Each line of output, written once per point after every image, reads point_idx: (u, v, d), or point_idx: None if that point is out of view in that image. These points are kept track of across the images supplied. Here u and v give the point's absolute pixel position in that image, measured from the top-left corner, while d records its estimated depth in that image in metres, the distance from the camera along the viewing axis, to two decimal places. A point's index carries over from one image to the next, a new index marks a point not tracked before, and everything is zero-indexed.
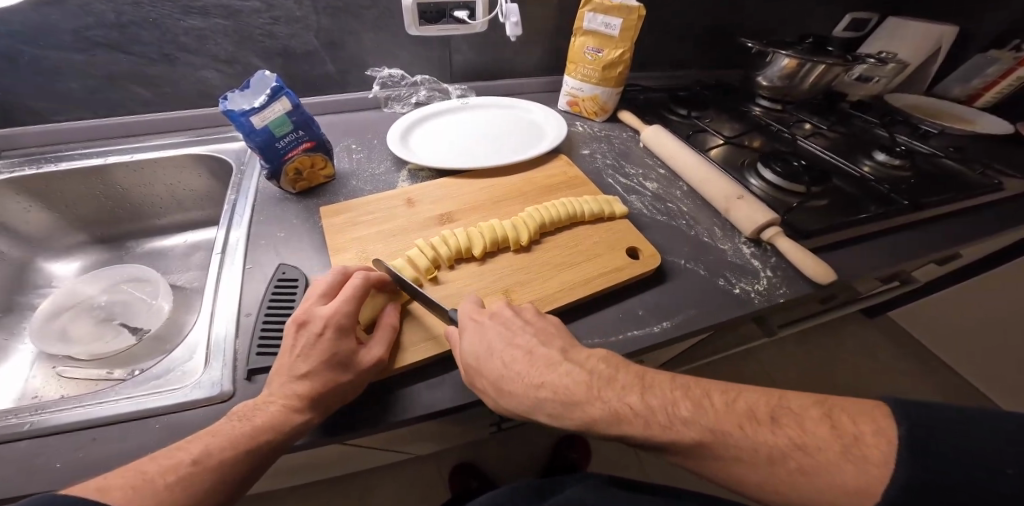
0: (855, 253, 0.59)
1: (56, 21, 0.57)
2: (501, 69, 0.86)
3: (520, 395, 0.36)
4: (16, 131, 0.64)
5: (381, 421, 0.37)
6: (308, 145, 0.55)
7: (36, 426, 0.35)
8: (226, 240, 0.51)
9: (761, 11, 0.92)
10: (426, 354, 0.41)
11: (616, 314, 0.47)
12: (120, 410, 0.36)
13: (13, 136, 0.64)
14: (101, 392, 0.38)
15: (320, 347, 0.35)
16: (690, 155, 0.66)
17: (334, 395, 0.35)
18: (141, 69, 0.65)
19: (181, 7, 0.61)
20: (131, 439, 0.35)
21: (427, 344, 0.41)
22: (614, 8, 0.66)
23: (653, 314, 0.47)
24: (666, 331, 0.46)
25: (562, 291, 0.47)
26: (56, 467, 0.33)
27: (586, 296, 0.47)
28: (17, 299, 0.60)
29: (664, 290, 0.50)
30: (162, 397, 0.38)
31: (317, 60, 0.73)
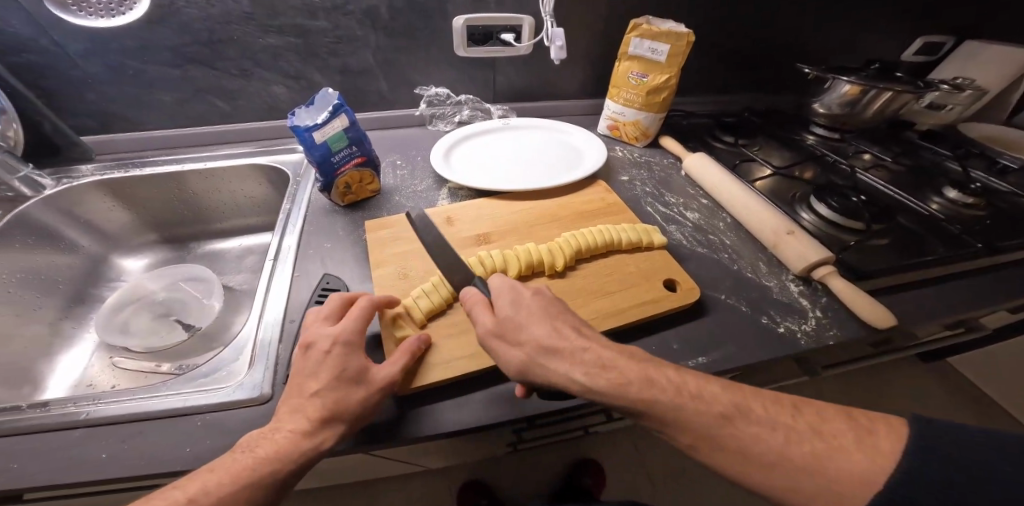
0: (920, 297, 0.54)
1: (160, 38, 0.64)
2: (546, 91, 0.87)
3: (578, 377, 0.34)
4: (112, 138, 0.72)
5: (407, 435, 0.38)
6: (359, 160, 0.58)
7: (96, 415, 0.38)
8: (279, 248, 0.54)
9: (820, 35, 0.88)
10: (443, 375, 0.41)
11: (649, 346, 0.46)
12: (167, 407, 0.39)
13: (109, 143, 0.72)
14: (156, 386, 0.41)
15: (323, 363, 0.37)
16: (736, 186, 0.63)
17: (347, 412, 0.35)
18: (220, 83, 0.71)
19: (261, 26, 0.67)
20: (177, 434, 0.38)
21: (446, 366, 0.41)
22: (662, 35, 0.66)
23: (687, 348, 0.46)
24: (703, 368, 0.43)
25: (595, 320, 0.46)
26: (103, 457, 0.36)
27: (619, 326, 0.46)
28: (91, 291, 0.65)
29: (701, 325, 0.48)
30: (207, 395, 0.40)
31: (371, 78, 0.77)
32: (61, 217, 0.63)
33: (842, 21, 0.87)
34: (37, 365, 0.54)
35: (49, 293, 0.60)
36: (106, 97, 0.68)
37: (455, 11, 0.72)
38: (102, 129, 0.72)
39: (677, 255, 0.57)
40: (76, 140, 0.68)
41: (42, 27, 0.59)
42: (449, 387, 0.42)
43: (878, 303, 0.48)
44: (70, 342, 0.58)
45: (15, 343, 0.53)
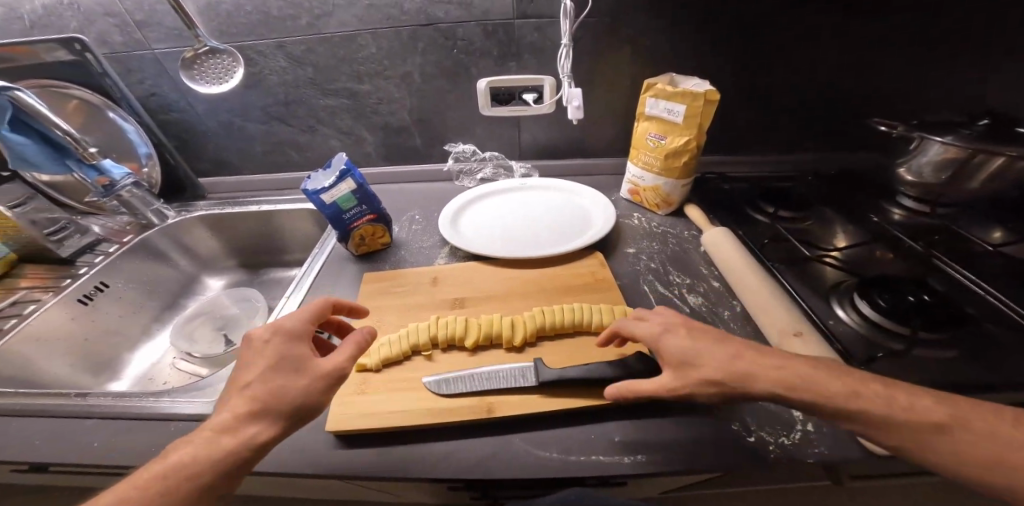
0: None
1: (253, 100, 0.78)
2: (570, 148, 0.88)
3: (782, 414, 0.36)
4: (217, 180, 0.89)
5: (326, 471, 0.42)
6: (370, 216, 0.64)
7: (106, 410, 0.48)
8: (292, 290, 0.63)
9: (909, 82, 0.73)
10: (383, 423, 0.43)
11: (587, 435, 0.43)
12: (157, 409, 0.48)
13: (218, 184, 0.89)
14: (159, 392, 0.50)
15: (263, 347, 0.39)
16: (751, 270, 0.57)
17: (283, 402, 0.36)
18: (294, 138, 0.84)
19: (322, 90, 0.77)
20: (155, 436, 0.46)
21: (389, 414, 0.44)
22: (677, 95, 0.61)
23: (628, 443, 0.42)
24: (638, 468, 0.40)
25: (530, 398, 0.45)
26: (94, 445, 0.45)
27: (556, 410, 0.44)
28: (179, 301, 0.84)
29: (652, 420, 0.44)
30: (187, 405, 0.48)
31: (407, 135, 0.85)
32: (169, 243, 0.83)
33: (946, 62, 0.71)
34: (121, 356, 0.71)
35: (147, 299, 0.79)
36: (220, 147, 0.84)
37: (480, 74, 0.76)
38: (215, 173, 0.90)
39: None
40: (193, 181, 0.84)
41: (183, 91, 0.75)
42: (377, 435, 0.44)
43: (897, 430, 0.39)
44: (150, 337, 0.76)
45: (115, 338, 0.71)
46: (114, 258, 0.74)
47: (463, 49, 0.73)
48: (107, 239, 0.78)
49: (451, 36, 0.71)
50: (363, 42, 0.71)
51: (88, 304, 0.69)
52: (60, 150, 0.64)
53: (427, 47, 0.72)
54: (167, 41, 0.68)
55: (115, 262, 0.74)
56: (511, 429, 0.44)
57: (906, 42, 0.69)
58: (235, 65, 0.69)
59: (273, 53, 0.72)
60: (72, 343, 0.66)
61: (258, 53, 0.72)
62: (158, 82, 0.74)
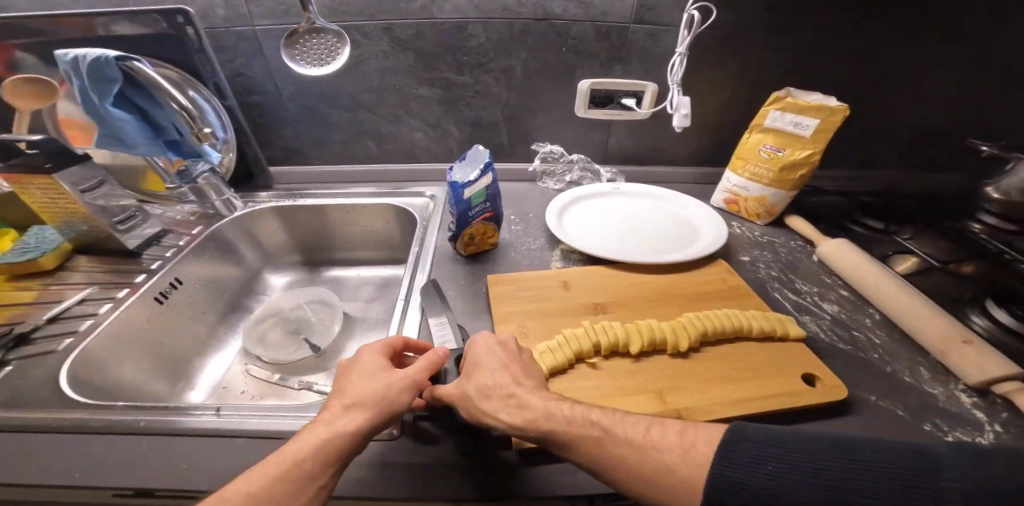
0: None
1: (343, 86, 0.73)
2: (657, 156, 0.87)
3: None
4: (286, 171, 0.82)
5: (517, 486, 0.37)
6: (488, 215, 0.61)
7: (253, 428, 0.42)
8: (408, 292, 0.59)
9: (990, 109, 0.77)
10: None
11: None
12: None
13: (288, 174, 0.83)
14: (303, 406, 0.44)
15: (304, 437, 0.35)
16: (886, 278, 0.57)
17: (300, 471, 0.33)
18: (377, 127, 0.79)
19: (418, 79, 0.73)
20: None
21: None
22: (811, 109, 0.62)
23: None
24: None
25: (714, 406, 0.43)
26: None
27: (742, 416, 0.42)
28: (243, 301, 0.76)
29: (844, 425, 0.42)
30: None
31: (496, 132, 0.82)
32: (238, 235, 0.76)
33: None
34: (193, 363, 0.64)
35: (215, 298, 0.71)
36: (296, 132, 0.78)
37: (582, 75, 0.75)
38: (285, 162, 0.83)
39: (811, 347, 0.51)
40: (264, 169, 0.77)
41: (271, 71, 0.69)
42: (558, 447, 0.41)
43: None
44: (220, 345, 0.69)
45: (186, 340, 0.64)
46: (187, 253, 0.66)
47: (571, 48, 0.72)
48: (172, 231, 0.70)
49: (564, 33, 0.70)
50: (473, 32, 0.69)
51: (164, 303, 0.61)
52: (155, 125, 0.58)
53: (536, 43, 0.71)
54: (274, 16, 0.63)
55: (189, 257, 0.66)
56: None
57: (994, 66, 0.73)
58: (341, 45, 0.64)
59: (377, 36, 0.68)
60: (147, 347, 0.58)
61: (363, 36, 0.68)
62: (249, 62, 0.68)
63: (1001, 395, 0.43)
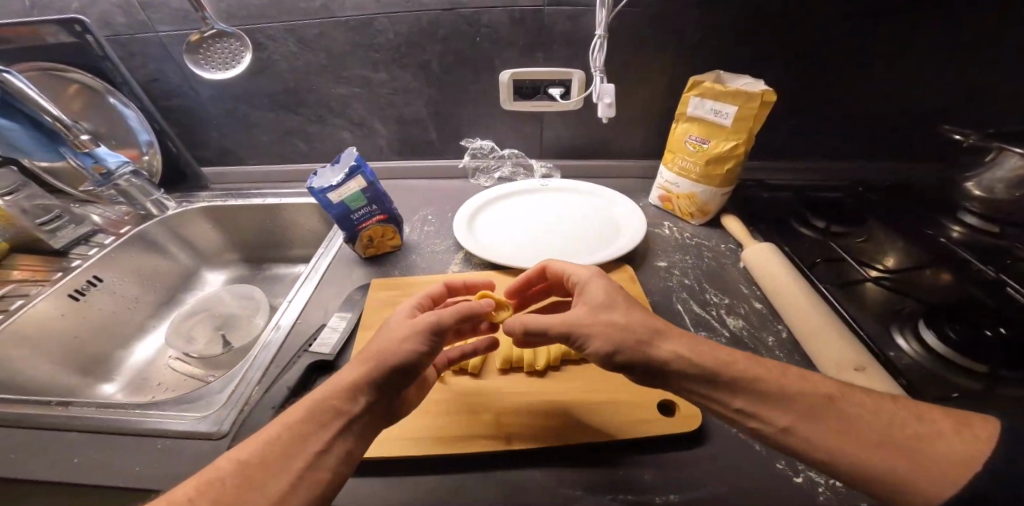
0: None
1: (259, 87, 0.73)
2: (597, 148, 0.81)
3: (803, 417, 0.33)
4: (227, 170, 0.85)
5: None
6: (381, 217, 0.59)
7: (87, 424, 0.44)
8: (296, 292, 0.59)
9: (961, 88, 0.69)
10: (382, 450, 0.39)
11: (609, 467, 0.38)
12: (150, 424, 0.43)
13: (225, 174, 0.85)
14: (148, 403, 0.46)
15: (297, 406, 0.34)
16: (802, 293, 0.51)
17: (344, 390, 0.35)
18: (302, 127, 0.79)
19: (334, 78, 0.72)
20: (143, 456, 0.40)
21: (394, 441, 0.39)
22: (727, 95, 0.56)
23: (659, 479, 0.37)
24: None
25: (551, 431, 0.40)
26: (73, 461, 0.41)
27: (577, 444, 0.39)
28: (178, 294, 0.80)
29: (688, 459, 0.38)
30: (179, 421, 0.43)
31: (422, 128, 0.79)
32: (168, 236, 0.78)
33: (1009, 63, 0.66)
34: (116, 354, 0.67)
35: (146, 293, 0.75)
36: (225, 137, 0.81)
37: (503, 65, 0.70)
38: (220, 162, 0.85)
39: None
40: (193, 169, 0.80)
41: (186, 77, 0.72)
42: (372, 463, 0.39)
43: None
44: (148, 332, 0.73)
45: (113, 336, 0.68)
46: (112, 252, 0.69)
47: (486, 37, 0.67)
48: (104, 230, 0.73)
49: (475, 23, 0.65)
50: (379, 27, 0.66)
51: (80, 300, 0.65)
52: (50, 135, 0.64)
53: (448, 35, 0.67)
54: (171, 22, 0.65)
55: (115, 253, 0.70)
56: (531, 462, 0.39)
57: (951, 51, 0.65)
58: (243, 49, 0.65)
59: (283, 39, 0.67)
60: (62, 341, 0.62)
61: (268, 38, 0.67)
62: (162, 67, 0.71)
63: None
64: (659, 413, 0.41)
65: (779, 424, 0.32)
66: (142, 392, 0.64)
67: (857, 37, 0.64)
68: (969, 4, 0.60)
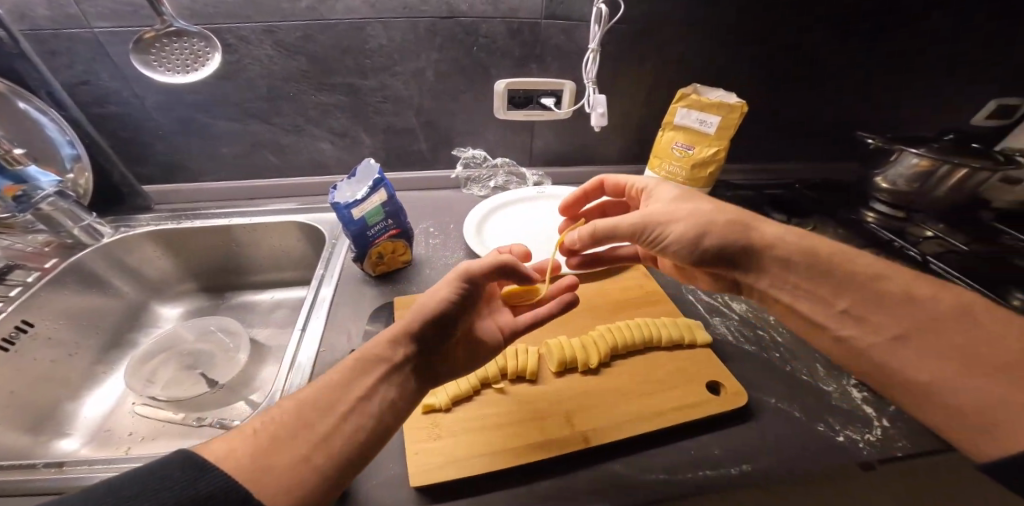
0: None
1: (225, 92, 0.62)
2: (584, 155, 0.85)
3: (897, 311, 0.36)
4: (171, 189, 0.72)
5: None
6: (393, 232, 0.56)
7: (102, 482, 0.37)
8: (308, 319, 0.53)
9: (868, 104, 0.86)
10: (468, 469, 0.38)
11: (682, 450, 0.41)
12: None
13: (166, 193, 0.72)
14: None
15: (339, 363, 0.35)
16: None
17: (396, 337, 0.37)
18: (275, 139, 0.70)
19: (315, 85, 0.65)
20: None
21: (476, 459, 0.39)
22: (711, 106, 0.63)
23: (730, 454, 0.41)
24: (748, 479, 0.39)
25: (622, 423, 0.42)
26: None
27: (649, 432, 0.42)
28: (126, 336, 0.67)
29: (745, 433, 0.43)
30: None
31: (412, 138, 0.76)
32: (109, 267, 0.66)
33: (898, 84, 0.83)
34: (63, 407, 0.55)
35: (87, 336, 0.61)
36: (171, 149, 0.68)
37: (498, 75, 0.71)
38: (166, 180, 0.72)
39: (718, 349, 0.52)
40: (135, 187, 0.67)
41: (126, 78, 0.59)
42: (457, 484, 0.38)
43: None
44: (99, 380, 0.60)
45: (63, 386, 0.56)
46: (43, 290, 0.56)
47: (483, 47, 0.67)
48: (22, 265, 0.59)
49: (473, 32, 0.65)
50: (372, 33, 0.62)
51: (10, 350, 0.52)
52: None
53: (445, 43, 0.65)
54: (112, 17, 0.53)
55: (45, 293, 0.57)
56: (611, 457, 0.41)
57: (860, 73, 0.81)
58: (209, 51, 0.55)
59: (257, 40, 0.59)
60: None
61: (240, 39, 0.58)
62: (92, 68, 0.57)
63: None
64: (714, 395, 0.45)
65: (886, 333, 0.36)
66: (109, 446, 0.53)
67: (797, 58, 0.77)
68: (873, 35, 0.76)
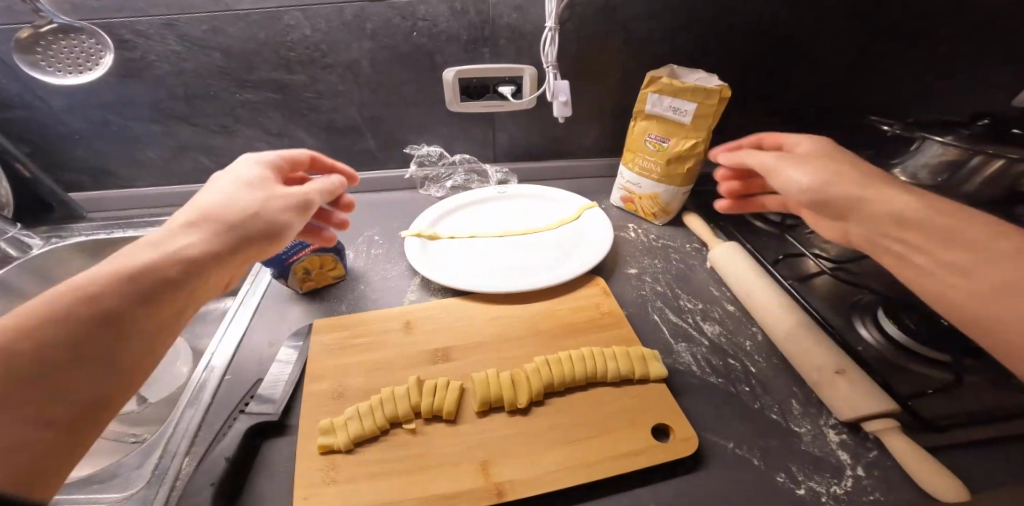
0: None
1: (139, 93, 0.58)
2: (554, 149, 0.77)
3: None
4: (105, 194, 0.68)
5: None
6: (314, 246, 0.52)
7: None
8: (220, 344, 0.49)
9: (881, 81, 0.74)
10: None
11: None
12: None
13: (103, 199, 0.68)
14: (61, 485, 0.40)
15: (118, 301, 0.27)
16: (772, 292, 0.51)
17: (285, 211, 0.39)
18: (203, 140, 0.64)
19: (237, 81, 0.59)
20: None
21: None
22: (686, 91, 0.54)
23: None
24: None
25: (544, 473, 0.36)
26: None
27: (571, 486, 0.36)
28: None
29: (689, 490, 0.36)
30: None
31: (357, 136, 0.69)
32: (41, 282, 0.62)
33: (921, 58, 0.71)
34: None
35: None
36: (94, 153, 0.63)
37: (446, 62, 0.63)
38: (97, 186, 0.68)
39: (676, 381, 0.45)
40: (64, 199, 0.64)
41: (23, 79, 0.54)
42: None
43: (954, 473, 0.35)
44: None
45: None
46: None
47: (423, 32, 0.59)
48: None
49: (409, 16, 0.57)
50: (291, 21, 0.55)
51: None
52: None
53: (378, 30, 0.58)
54: None
55: None
56: None
57: (873, 45, 0.69)
58: (101, 49, 0.50)
59: (159, 34, 0.53)
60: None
61: (139, 34, 0.53)
62: None
63: (874, 434, 0.39)
64: (654, 439, 0.39)
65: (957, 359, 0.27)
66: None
67: (795, 29, 0.66)
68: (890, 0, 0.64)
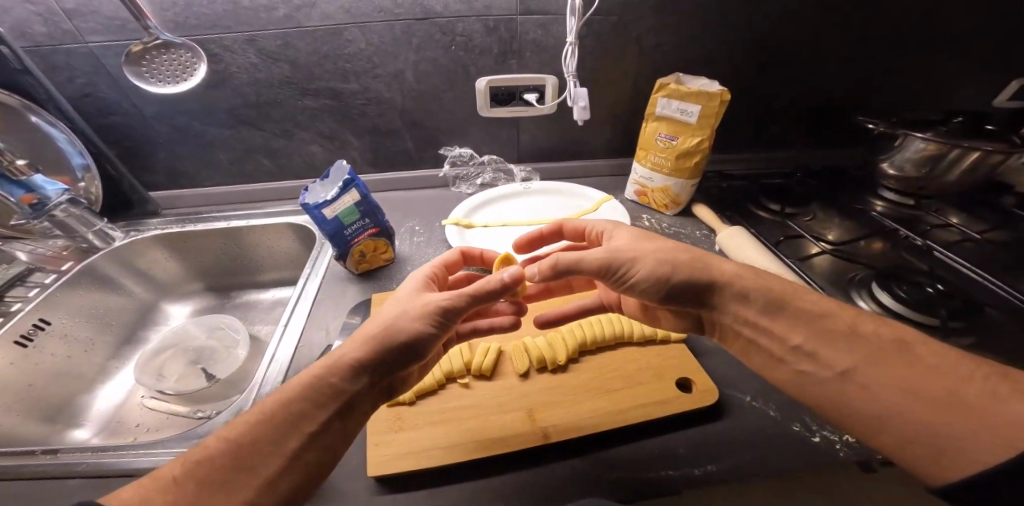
0: None
1: (217, 101, 0.67)
2: (573, 150, 0.85)
3: None
4: (178, 193, 0.76)
5: None
6: (372, 231, 0.58)
7: (90, 467, 0.41)
8: (291, 316, 0.56)
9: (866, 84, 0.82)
10: (423, 463, 0.39)
11: (648, 449, 0.41)
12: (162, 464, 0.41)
13: (175, 197, 0.77)
14: (158, 441, 0.43)
15: (289, 386, 0.35)
16: (775, 268, 0.57)
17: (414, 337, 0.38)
18: (266, 143, 0.73)
19: (300, 90, 0.68)
20: None
21: (435, 452, 0.40)
22: (691, 95, 0.62)
23: (694, 453, 0.40)
24: (711, 479, 0.38)
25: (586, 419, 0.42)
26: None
27: (610, 429, 0.42)
28: (136, 333, 0.71)
29: (712, 430, 0.42)
30: None
31: (397, 139, 0.77)
32: (121, 269, 0.70)
33: (902, 63, 0.79)
34: (80, 399, 0.60)
35: (102, 332, 0.66)
36: (171, 154, 0.72)
37: (478, 73, 0.71)
38: (170, 185, 0.77)
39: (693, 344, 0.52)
40: (142, 194, 0.72)
41: (123, 89, 0.63)
42: (421, 476, 0.39)
43: None
44: (111, 374, 0.65)
45: (84, 381, 0.61)
46: (56, 290, 0.61)
47: (462, 46, 0.68)
48: (42, 268, 0.64)
49: (449, 31, 0.66)
50: (350, 37, 0.64)
51: (29, 346, 0.57)
52: None
53: (423, 44, 0.66)
54: (104, 32, 0.57)
55: (61, 293, 0.61)
56: (572, 453, 0.41)
57: (859, 52, 0.77)
58: (195, 61, 0.60)
59: (241, 49, 0.62)
60: (15, 391, 0.53)
61: (224, 49, 0.62)
62: (93, 80, 0.62)
63: None
64: (679, 392, 0.44)
65: (836, 368, 0.34)
66: (122, 435, 0.57)
67: (788, 40, 0.74)
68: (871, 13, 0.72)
